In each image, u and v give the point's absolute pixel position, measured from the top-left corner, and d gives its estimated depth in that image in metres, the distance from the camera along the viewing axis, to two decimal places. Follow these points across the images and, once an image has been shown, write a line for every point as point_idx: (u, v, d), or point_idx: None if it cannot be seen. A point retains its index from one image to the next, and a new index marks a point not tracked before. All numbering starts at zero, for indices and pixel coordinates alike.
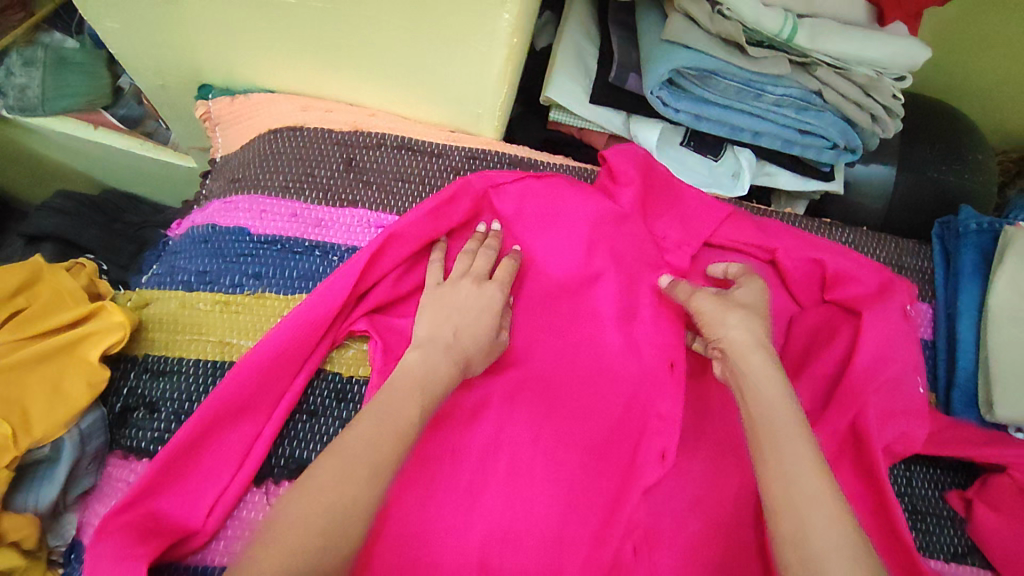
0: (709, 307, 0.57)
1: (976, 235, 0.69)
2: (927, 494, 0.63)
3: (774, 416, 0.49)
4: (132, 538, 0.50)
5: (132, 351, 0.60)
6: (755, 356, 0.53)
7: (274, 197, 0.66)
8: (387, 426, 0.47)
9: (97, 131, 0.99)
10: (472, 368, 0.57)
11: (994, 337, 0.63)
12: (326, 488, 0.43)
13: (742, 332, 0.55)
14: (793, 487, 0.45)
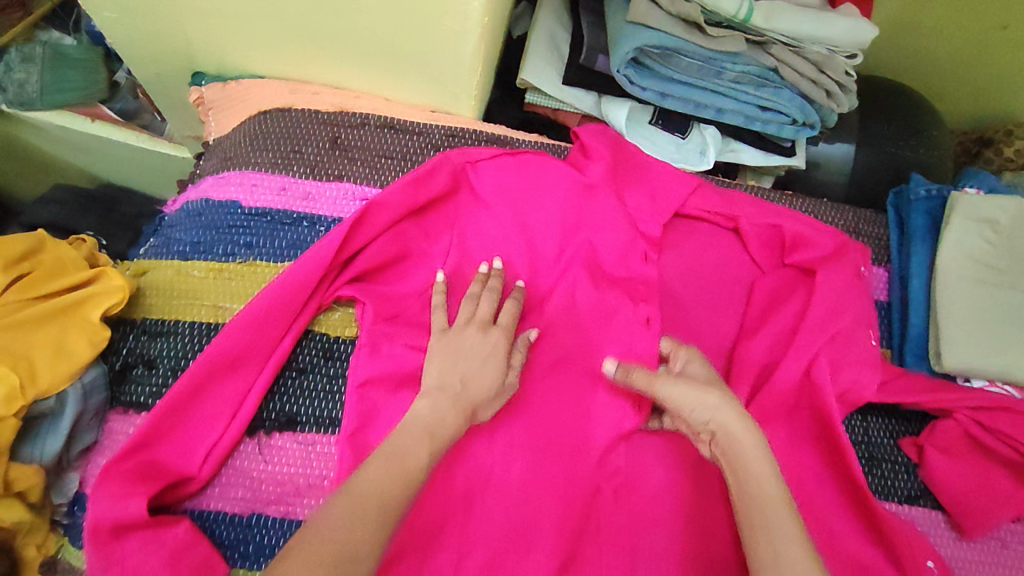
0: (677, 391, 0.56)
1: (925, 201, 0.73)
2: (883, 442, 0.68)
3: (765, 508, 0.49)
4: (127, 484, 0.53)
5: (130, 315, 0.64)
6: (743, 435, 0.53)
7: (264, 173, 0.70)
8: (394, 467, 0.48)
9: (94, 123, 1.02)
10: (478, 416, 0.57)
11: (943, 293, 0.67)
12: (336, 529, 0.43)
13: (720, 418, 0.54)
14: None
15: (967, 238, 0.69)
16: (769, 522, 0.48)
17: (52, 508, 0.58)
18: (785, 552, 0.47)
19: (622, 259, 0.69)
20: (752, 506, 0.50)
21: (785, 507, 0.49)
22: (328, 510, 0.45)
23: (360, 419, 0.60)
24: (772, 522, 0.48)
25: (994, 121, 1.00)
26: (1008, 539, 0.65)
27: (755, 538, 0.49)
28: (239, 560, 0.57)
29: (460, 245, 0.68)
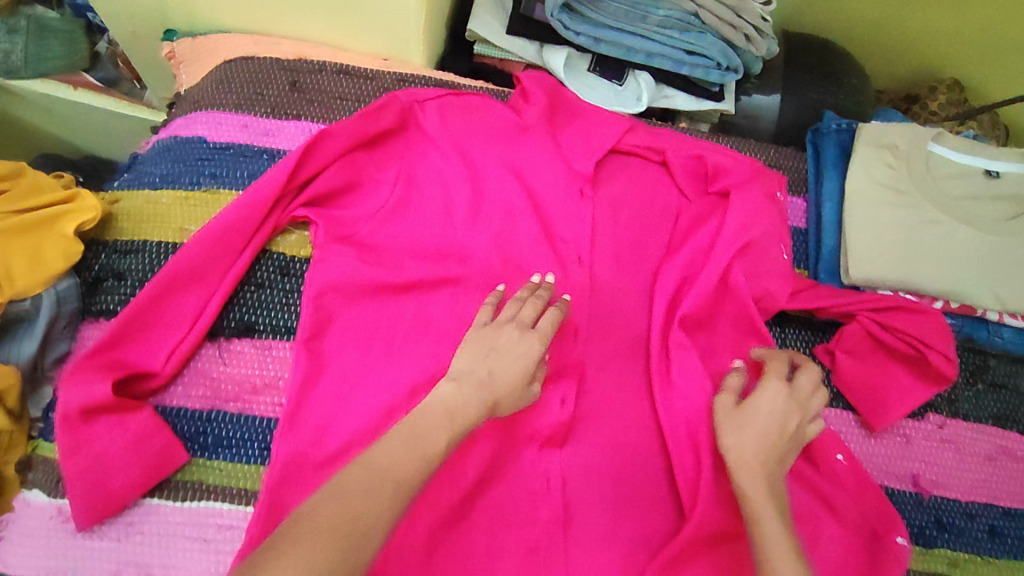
0: (718, 418, 0.60)
1: (836, 133, 0.80)
2: (798, 350, 0.73)
3: (759, 534, 0.51)
4: (91, 384, 0.59)
5: (102, 237, 0.69)
6: (753, 478, 0.54)
7: (228, 112, 0.75)
8: (408, 444, 0.51)
9: (77, 91, 1.04)
10: (499, 411, 0.58)
11: (852, 213, 0.74)
12: (354, 489, 0.47)
13: (737, 449, 0.57)
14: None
15: (871, 163, 0.75)
16: (759, 547, 0.50)
17: (30, 421, 0.64)
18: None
19: (560, 190, 0.75)
20: (751, 532, 0.52)
21: (778, 535, 0.51)
22: (349, 474, 0.48)
23: (314, 327, 0.66)
24: (762, 548, 0.50)
25: (923, 79, 1.07)
26: (912, 435, 0.72)
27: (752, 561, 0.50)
28: (199, 450, 0.62)
29: (408, 175, 0.73)
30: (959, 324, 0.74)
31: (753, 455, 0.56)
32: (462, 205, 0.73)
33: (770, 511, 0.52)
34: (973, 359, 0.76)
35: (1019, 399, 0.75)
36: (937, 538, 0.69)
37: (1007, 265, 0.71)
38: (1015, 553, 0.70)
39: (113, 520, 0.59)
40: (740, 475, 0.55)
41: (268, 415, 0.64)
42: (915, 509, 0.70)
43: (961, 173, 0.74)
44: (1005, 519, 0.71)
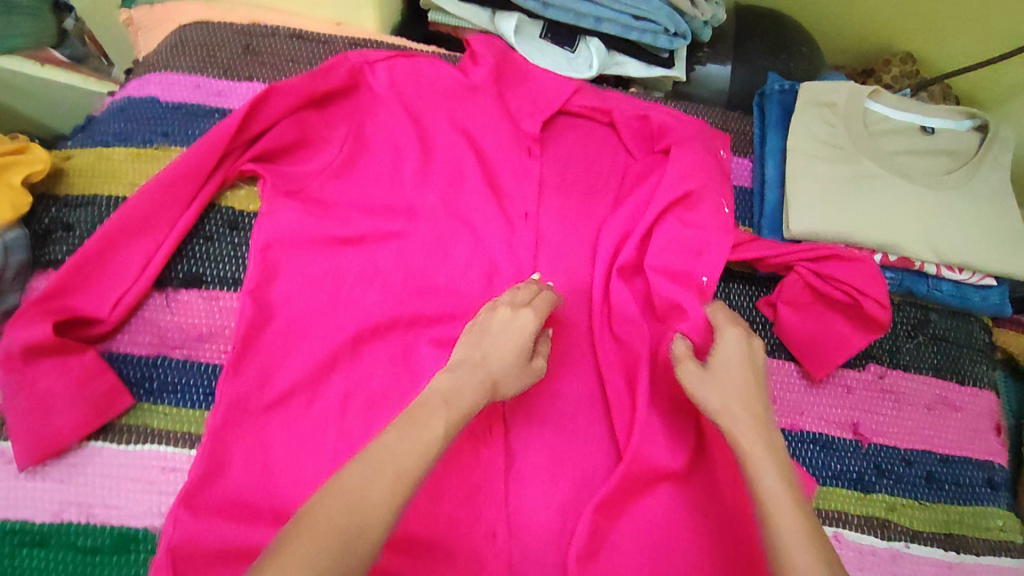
0: (692, 380, 0.58)
1: (779, 94, 0.81)
2: (741, 304, 0.75)
3: (764, 485, 0.49)
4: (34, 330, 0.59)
5: (53, 191, 0.70)
6: (748, 429, 0.53)
7: (180, 73, 0.76)
8: (411, 439, 0.49)
9: (44, 68, 0.92)
10: (500, 391, 0.58)
11: (794, 169, 0.75)
12: (359, 486, 0.45)
13: (728, 405, 0.55)
14: (790, 550, 0.44)
15: (811, 121, 0.77)
16: (769, 497, 0.48)
17: None
18: (780, 526, 0.46)
19: (509, 150, 0.76)
20: (755, 487, 0.49)
21: (784, 483, 0.49)
22: (358, 470, 0.46)
23: (261, 278, 0.67)
24: (769, 498, 0.48)
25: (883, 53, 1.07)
26: (853, 385, 0.74)
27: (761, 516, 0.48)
28: (144, 394, 0.64)
29: (358, 133, 0.74)
30: (897, 277, 0.75)
31: (739, 405, 0.55)
32: (411, 162, 0.73)
33: (773, 460, 0.51)
34: (914, 313, 0.77)
35: (957, 351, 0.77)
36: (876, 484, 0.71)
37: (946, 218, 0.74)
38: (950, 497, 0.72)
39: (56, 461, 0.61)
40: (738, 430, 0.53)
41: (214, 361, 0.66)
42: (855, 456, 0.72)
43: (900, 130, 0.77)
44: (942, 465, 0.73)
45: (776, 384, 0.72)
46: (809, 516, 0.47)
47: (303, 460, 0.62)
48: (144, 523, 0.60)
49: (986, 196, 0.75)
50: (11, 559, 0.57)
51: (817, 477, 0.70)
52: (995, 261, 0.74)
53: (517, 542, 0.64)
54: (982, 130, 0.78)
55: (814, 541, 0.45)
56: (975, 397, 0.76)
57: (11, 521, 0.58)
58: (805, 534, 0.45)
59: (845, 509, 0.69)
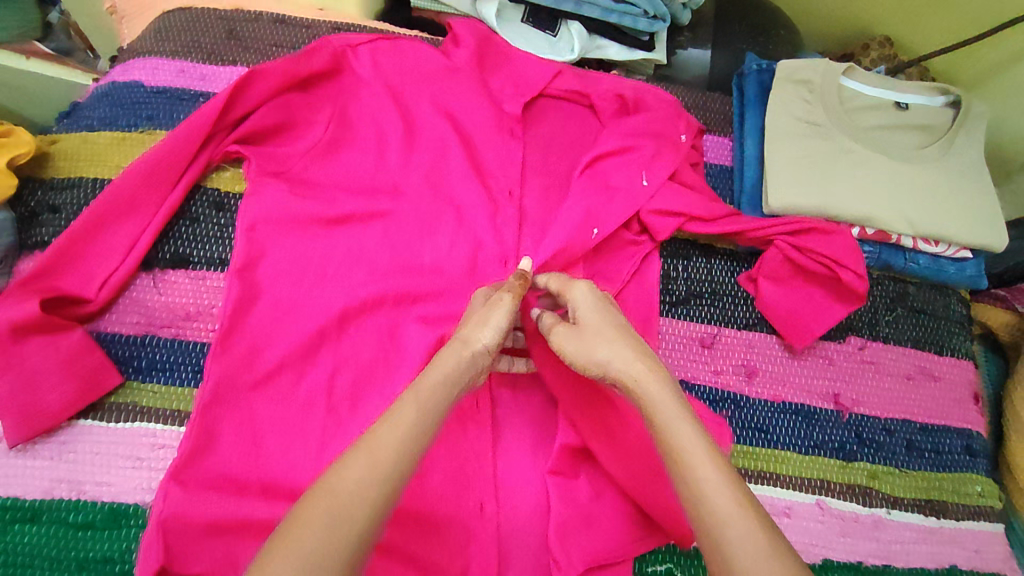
0: (570, 348, 0.56)
1: (757, 73, 0.83)
2: (723, 279, 0.76)
3: (668, 430, 0.47)
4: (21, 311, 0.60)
5: (38, 174, 0.70)
6: (635, 370, 0.51)
7: (165, 58, 0.76)
8: (395, 434, 0.47)
9: (29, 62, 0.87)
10: (471, 338, 0.57)
11: (773, 146, 0.76)
12: (344, 488, 0.43)
13: (614, 354, 0.53)
14: (709, 493, 0.43)
15: (788, 99, 0.78)
16: (676, 442, 0.46)
17: None
18: (695, 473, 0.44)
19: (492, 131, 0.77)
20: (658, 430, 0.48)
21: (685, 422, 0.47)
22: (341, 468, 0.45)
23: (247, 258, 0.67)
24: (677, 444, 0.46)
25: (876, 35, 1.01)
26: (834, 356, 0.75)
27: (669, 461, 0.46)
28: (133, 373, 0.64)
29: (342, 115, 0.74)
30: (875, 251, 0.76)
31: (620, 350, 0.53)
32: (394, 143, 0.74)
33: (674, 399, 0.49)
34: (893, 287, 0.79)
35: (935, 323, 0.79)
36: (858, 452, 0.72)
37: (920, 191, 0.75)
38: (930, 464, 0.74)
39: (45, 439, 0.61)
40: (634, 379, 0.51)
41: (202, 340, 0.66)
42: (837, 426, 0.73)
43: (875, 106, 0.79)
44: (921, 434, 0.75)
45: (758, 357, 0.74)
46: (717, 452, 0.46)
47: (292, 436, 0.63)
48: (135, 499, 0.61)
49: (959, 169, 0.77)
50: (4, 535, 0.58)
51: (801, 446, 0.71)
52: (970, 233, 0.75)
53: (504, 512, 0.65)
54: (954, 107, 0.79)
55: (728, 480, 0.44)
56: (953, 367, 0.78)
57: (3, 498, 0.59)
58: (715, 472, 0.44)
59: (828, 477, 0.71)
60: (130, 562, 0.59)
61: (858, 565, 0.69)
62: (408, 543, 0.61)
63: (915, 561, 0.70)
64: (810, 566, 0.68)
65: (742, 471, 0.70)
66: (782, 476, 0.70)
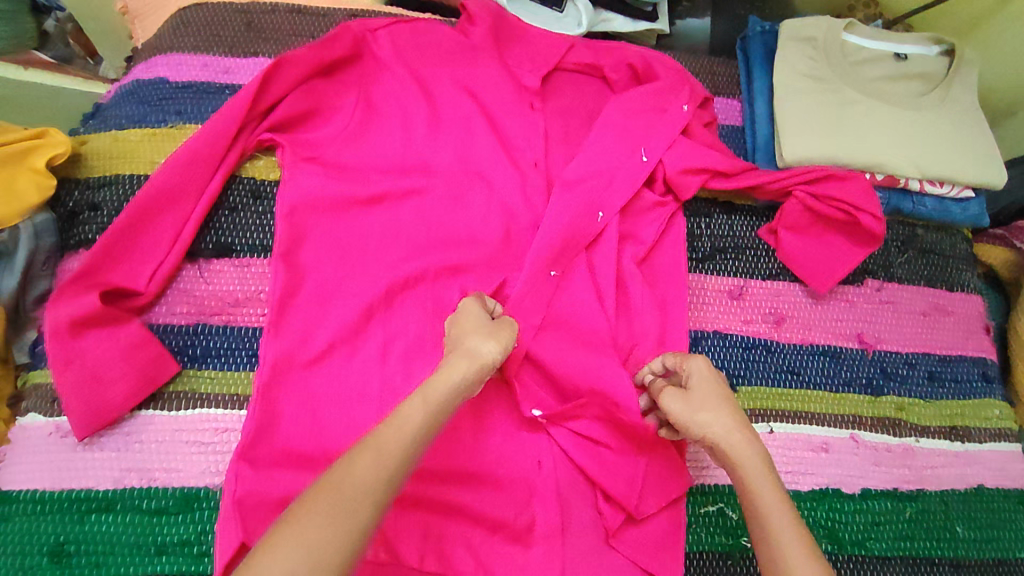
0: (676, 407, 0.59)
1: (761, 35, 0.86)
2: (745, 234, 0.79)
3: (763, 503, 0.51)
4: (75, 310, 0.61)
5: (74, 175, 0.71)
6: (736, 445, 0.55)
7: (188, 53, 0.77)
8: (401, 436, 0.49)
9: (28, 72, 0.78)
10: (485, 350, 0.58)
11: (783, 103, 0.80)
12: (351, 483, 0.45)
13: (714, 423, 0.57)
14: (797, 573, 0.46)
15: (793, 58, 0.82)
16: (768, 522, 0.50)
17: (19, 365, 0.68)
18: (785, 552, 0.48)
19: (514, 107, 0.79)
20: (753, 504, 0.51)
21: (781, 498, 0.51)
22: (349, 465, 0.47)
23: (290, 242, 0.69)
24: (768, 519, 0.50)
25: None
26: (855, 300, 0.78)
27: (759, 534, 0.50)
28: (188, 361, 0.66)
29: (367, 98, 0.75)
30: (886, 197, 0.80)
31: (725, 426, 0.56)
32: (420, 123, 0.76)
33: (764, 473, 0.53)
34: (903, 230, 0.82)
35: (944, 262, 0.83)
36: (884, 387, 0.76)
37: (924, 137, 0.79)
38: (951, 394, 0.78)
39: (110, 431, 0.62)
40: (730, 452, 0.55)
41: (253, 325, 0.68)
42: (863, 363, 0.77)
43: (876, 59, 0.83)
44: (941, 365, 0.79)
45: (784, 306, 0.77)
46: (807, 533, 0.49)
47: (351, 410, 0.65)
48: (204, 483, 0.62)
49: (958, 114, 0.81)
50: (82, 525, 0.60)
51: (831, 385, 0.75)
52: (974, 172, 0.79)
53: (560, 467, 0.67)
54: (949, 55, 0.84)
55: (812, 559, 0.47)
56: (964, 302, 0.82)
57: (76, 490, 0.61)
58: (807, 553, 0.47)
59: (859, 412, 0.75)
60: (207, 543, 0.61)
61: (894, 492, 0.73)
62: (474, 502, 0.64)
63: (946, 483, 0.74)
64: (849, 495, 0.72)
65: (778, 412, 0.73)
66: (817, 414, 0.74)
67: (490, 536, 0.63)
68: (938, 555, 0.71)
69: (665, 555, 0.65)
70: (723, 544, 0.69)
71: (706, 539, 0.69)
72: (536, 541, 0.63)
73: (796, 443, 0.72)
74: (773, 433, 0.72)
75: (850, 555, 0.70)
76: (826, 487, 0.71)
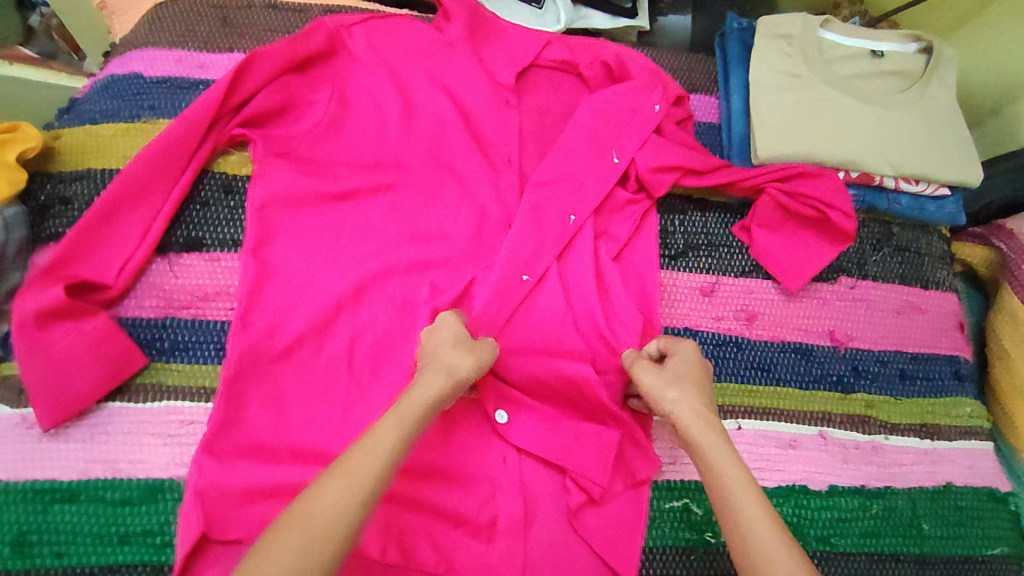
0: (650, 384, 0.63)
1: (738, 32, 0.86)
2: (717, 231, 0.79)
3: (727, 477, 0.55)
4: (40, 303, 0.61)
5: (46, 169, 0.71)
6: (702, 423, 0.59)
7: (162, 49, 0.77)
8: (370, 462, 0.50)
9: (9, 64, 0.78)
10: (460, 370, 0.59)
11: (758, 100, 0.80)
12: (319, 514, 0.46)
13: (684, 401, 0.61)
14: (757, 540, 0.51)
15: (769, 55, 0.82)
16: (730, 494, 0.54)
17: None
18: (745, 518, 0.52)
19: (488, 103, 0.79)
20: (716, 477, 0.56)
21: (742, 472, 0.56)
22: (318, 494, 0.48)
23: (259, 237, 0.69)
24: (731, 491, 0.54)
25: None
26: (827, 297, 0.78)
27: (722, 504, 0.54)
28: (156, 354, 0.66)
29: (341, 94, 0.76)
30: (860, 194, 0.80)
31: (694, 405, 0.61)
32: (395, 118, 0.76)
33: (727, 449, 0.58)
34: (878, 228, 0.82)
35: (920, 260, 0.82)
36: (855, 384, 0.76)
37: (900, 134, 0.79)
38: (923, 391, 0.78)
39: (77, 422, 0.63)
40: (696, 430, 0.59)
41: (221, 318, 0.69)
42: (834, 360, 0.77)
43: (853, 56, 0.82)
44: (913, 363, 0.79)
45: (756, 302, 0.77)
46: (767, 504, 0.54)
47: (318, 404, 0.65)
48: (169, 474, 0.63)
49: (935, 112, 0.81)
50: (45, 515, 0.61)
51: (801, 382, 0.75)
52: (949, 170, 0.79)
53: (526, 464, 0.67)
54: (927, 52, 0.83)
55: (772, 526, 0.52)
56: (938, 300, 0.82)
57: (40, 481, 0.61)
58: (767, 522, 0.52)
59: (829, 409, 0.75)
60: (170, 533, 0.62)
61: (862, 489, 0.72)
62: (436, 496, 0.64)
63: (915, 481, 0.74)
64: (816, 492, 0.71)
65: (747, 409, 0.73)
66: (786, 411, 0.74)
67: (453, 530, 0.64)
68: (904, 552, 0.71)
69: (629, 551, 0.65)
70: (686, 539, 0.69)
71: (670, 534, 0.69)
72: (498, 536, 0.64)
73: (764, 439, 0.72)
74: (741, 429, 0.72)
75: (815, 552, 0.70)
76: (793, 484, 0.71)
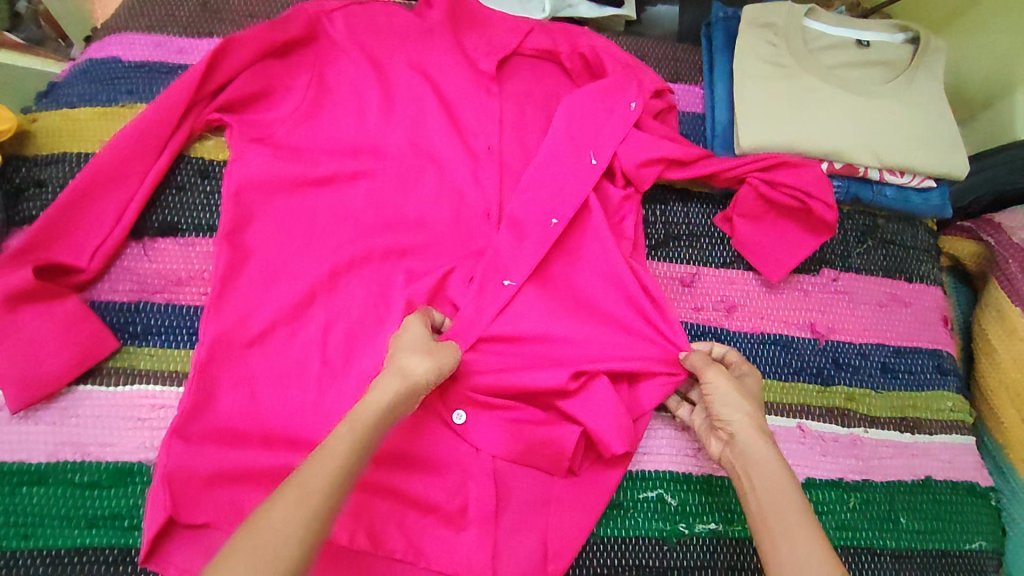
0: (723, 386, 0.63)
1: (723, 21, 0.85)
2: (699, 222, 0.79)
3: (787, 487, 0.56)
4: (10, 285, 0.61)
5: (21, 152, 0.71)
6: (767, 438, 0.60)
7: (141, 33, 0.77)
8: (324, 472, 0.48)
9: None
10: (415, 374, 0.58)
11: (741, 89, 0.79)
12: (270, 532, 0.44)
13: (752, 414, 0.62)
14: (806, 548, 0.51)
15: (753, 43, 0.81)
16: (785, 502, 0.55)
17: None
18: (794, 527, 0.53)
19: (468, 90, 0.78)
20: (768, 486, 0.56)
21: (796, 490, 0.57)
22: (268, 511, 0.45)
23: (234, 222, 0.69)
24: (787, 498, 0.55)
25: None
26: (810, 289, 0.78)
27: (769, 509, 0.55)
28: (129, 338, 0.66)
29: (319, 79, 0.75)
30: (844, 185, 0.79)
31: (760, 420, 0.62)
32: (373, 104, 0.75)
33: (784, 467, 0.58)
34: (863, 220, 0.81)
35: (905, 253, 0.82)
36: (836, 376, 0.76)
37: (884, 124, 0.78)
38: (905, 385, 0.78)
39: (47, 405, 0.63)
40: (758, 441, 0.60)
41: (195, 303, 0.68)
42: (815, 353, 0.76)
43: (838, 45, 0.82)
44: (896, 357, 0.78)
45: (736, 293, 0.76)
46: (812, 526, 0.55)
47: (290, 390, 0.65)
48: (139, 458, 0.63)
49: (921, 102, 0.80)
50: (13, 497, 0.61)
51: (780, 374, 0.74)
52: (934, 161, 0.78)
53: None
54: (914, 43, 0.83)
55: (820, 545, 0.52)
56: (923, 293, 0.81)
57: (9, 463, 0.61)
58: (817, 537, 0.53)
59: (808, 402, 0.74)
60: (138, 516, 0.62)
61: (840, 482, 0.72)
62: (407, 483, 0.64)
63: (895, 475, 0.73)
64: None
65: None
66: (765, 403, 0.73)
67: (423, 517, 0.64)
68: (881, 546, 0.71)
69: None
70: (659, 530, 0.69)
71: (643, 524, 0.68)
72: (468, 523, 0.63)
73: None
74: None
75: None
76: None
